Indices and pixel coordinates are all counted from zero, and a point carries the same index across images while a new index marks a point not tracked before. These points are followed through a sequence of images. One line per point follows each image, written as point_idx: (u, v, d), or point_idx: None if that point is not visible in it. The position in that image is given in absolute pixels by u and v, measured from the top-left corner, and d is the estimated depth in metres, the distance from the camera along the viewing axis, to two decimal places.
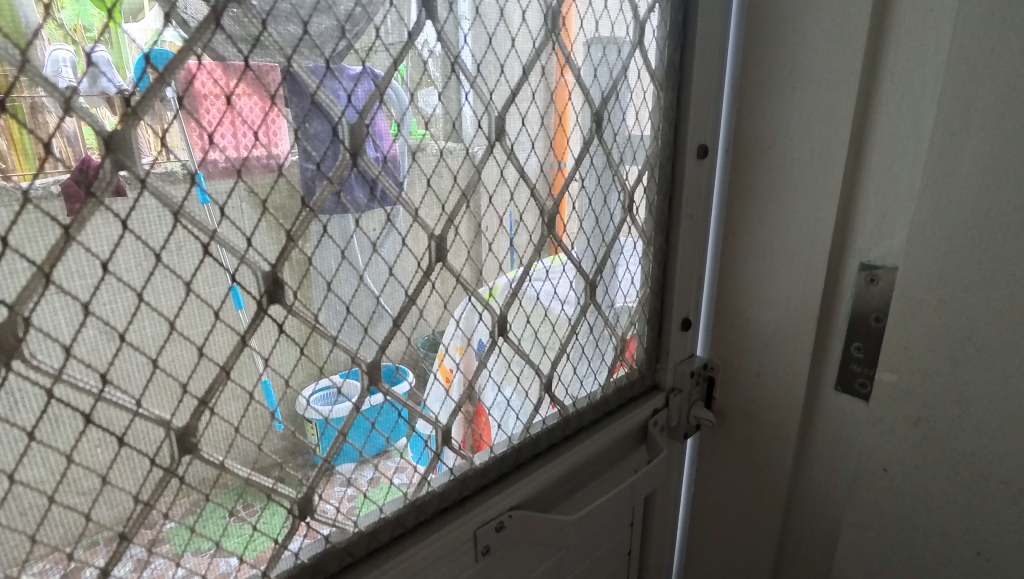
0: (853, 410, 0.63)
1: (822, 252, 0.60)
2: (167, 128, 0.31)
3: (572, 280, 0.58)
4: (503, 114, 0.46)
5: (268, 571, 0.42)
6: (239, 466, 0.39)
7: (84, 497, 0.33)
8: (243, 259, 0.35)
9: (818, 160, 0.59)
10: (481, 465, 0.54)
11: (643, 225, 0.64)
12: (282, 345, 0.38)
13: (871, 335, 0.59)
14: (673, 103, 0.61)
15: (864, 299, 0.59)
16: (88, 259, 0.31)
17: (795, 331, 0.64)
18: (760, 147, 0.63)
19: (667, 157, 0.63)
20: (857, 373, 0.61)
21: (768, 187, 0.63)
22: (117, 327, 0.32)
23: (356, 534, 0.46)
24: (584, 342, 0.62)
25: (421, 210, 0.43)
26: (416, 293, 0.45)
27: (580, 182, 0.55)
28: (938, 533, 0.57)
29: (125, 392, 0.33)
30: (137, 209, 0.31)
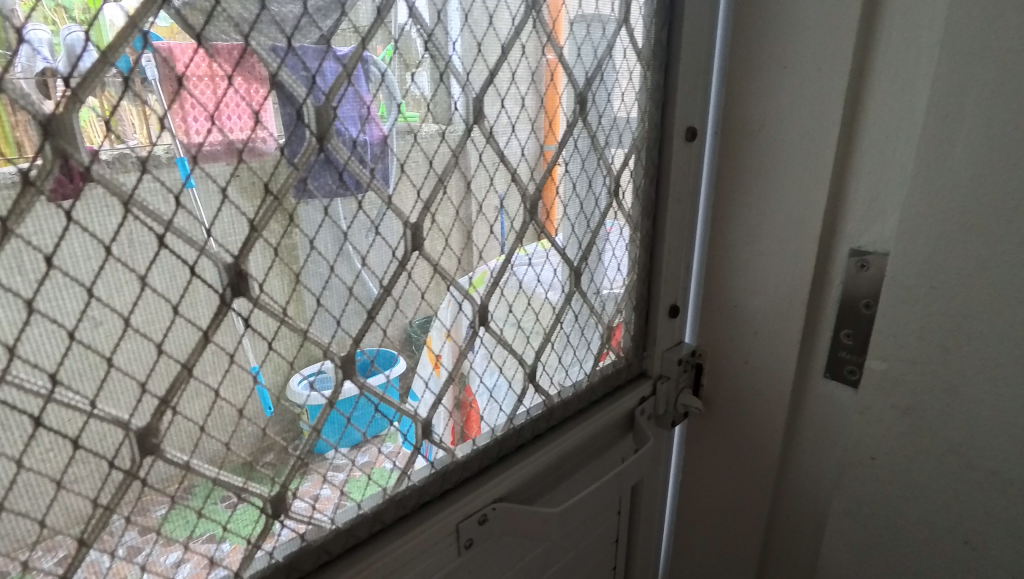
0: (841, 398, 0.62)
1: (813, 236, 0.59)
2: (116, 110, 0.29)
3: (556, 268, 0.56)
4: (481, 95, 0.44)
5: (241, 571, 0.40)
6: (205, 466, 0.37)
7: (37, 502, 0.32)
8: (203, 251, 0.33)
9: (809, 143, 0.57)
10: (463, 458, 0.53)
11: (630, 210, 0.63)
12: (249, 340, 0.36)
13: (859, 321, 0.58)
14: (660, 83, 0.59)
15: (854, 284, 0.58)
16: (30, 253, 0.28)
17: (783, 318, 0.63)
18: (750, 129, 0.61)
19: (655, 140, 0.61)
20: (847, 360, 0.60)
21: (757, 170, 0.62)
22: (66, 325, 0.30)
23: (333, 532, 0.45)
24: (569, 330, 0.61)
25: (396, 197, 0.41)
26: (391, 285, 0.43)
27: (564, 166, 0.54)
28: (925, 522, 0.56)
29: (78, 392, 0.31)
30: (83, 199, 0.29)
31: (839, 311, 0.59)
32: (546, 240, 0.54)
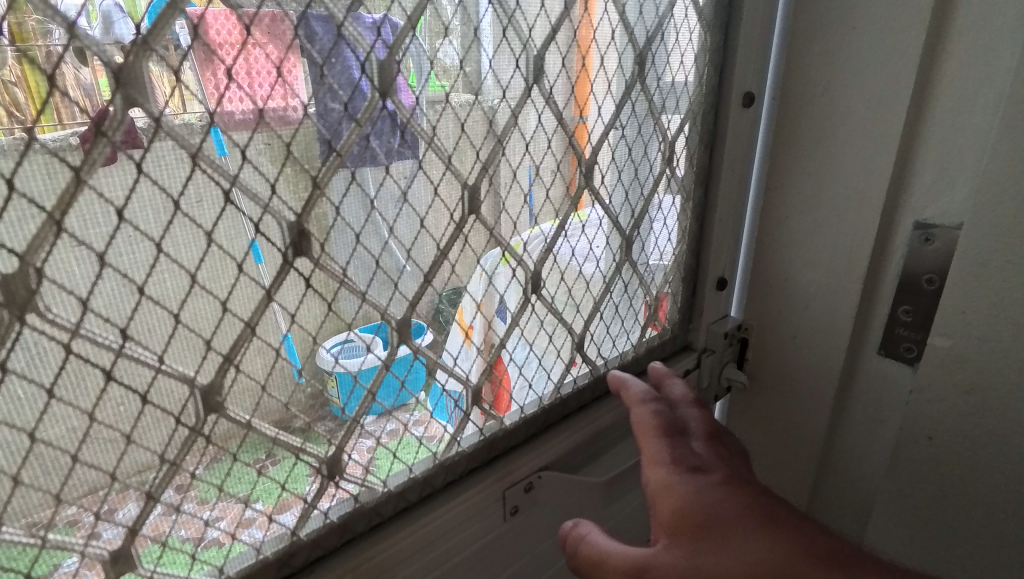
0: (896, 377, 0.60)
1: (875, 208, 0.56)
2: (181, 76, 0.28)
3: (607, 235, 0.55)
4: (542, 53, 0.43)
5: (297, 531, 0.41)
6: (266, 426, 0.37)
7: (109, 454, 0.32)
8: (267, 208, 0.33)
9: (876, 108, 0.53)
10: (511, 425, 0.53)
11: (683, 179, 0.61)
12: (309, 300, 0.36)
13: (921, 296, 0.55)
14: (719, 45, 0.57)
15: (917, 259, 0.55)
16: (102, 205, 0.28)
17: (838, 292, 0.61)
18: (810, 93, 0.58)
19: (710, 105, 0.59)
20: (904, 338, 0.58)
21: (816, 137, 0.58)
22: (136, 279, 0.30)
23: (385, 494, 0.45)
24: (618, 300, 0.59)
25: (455, 157, 0.40)
26: (448, 248, 0.42)
27: (619, 130, 0.52)
28: (983, 503, 0.55)
29: (147, 348, 0.31)
30: (153, 152, 0.29)
31: (899, 285, 0.57)
32: (597, 207, 0.52)
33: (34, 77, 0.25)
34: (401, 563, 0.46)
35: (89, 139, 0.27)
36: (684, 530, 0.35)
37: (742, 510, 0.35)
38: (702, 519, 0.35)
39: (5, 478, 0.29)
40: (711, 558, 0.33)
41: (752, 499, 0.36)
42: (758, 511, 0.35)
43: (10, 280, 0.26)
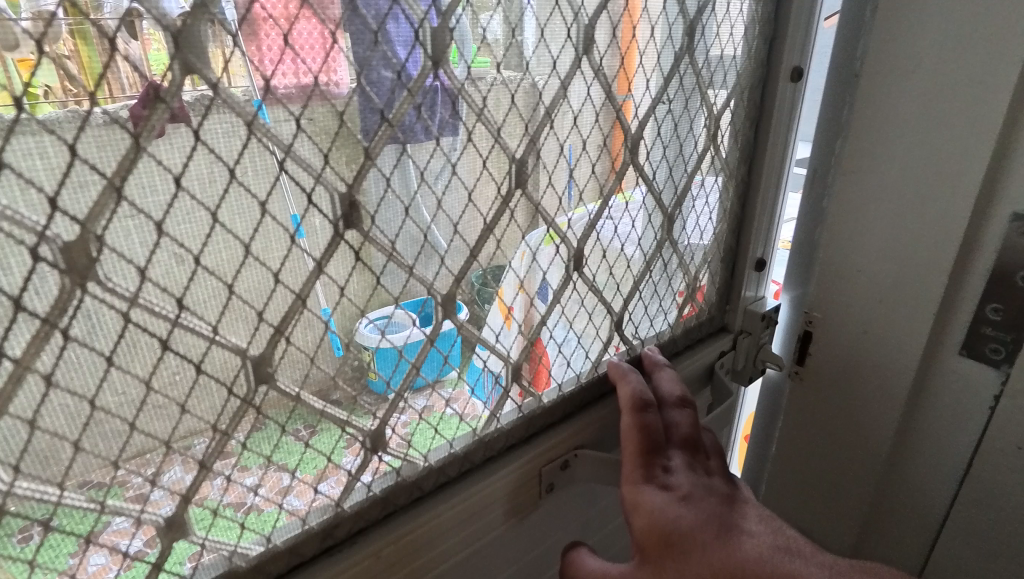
0: (980, 381, 0.53)
1: (968, 195, 0.49)
2: (230, 54, 0.27)
3: (649, 212, 0.54)
4: (593, 21, 0.41)
5: (341, 502, 0.41)
6: (314, 398, 0.37)
7: (164, 423, 0.32)
8: (320, 179, 0.32)
9: (979, 78, 0.46)
10: (549, 403, 0.52)
11: (726, 157, 0.59)
12: (358, 273, 0.35)
13: (1014, 294, 0.49)
14: (771, 16, 0.54)
15: (1014, 251, 0.48)
16: (160, 172, 0.28)
17: (914, 289, 0.54)
18: (894, 63, 0.50)
19: (759, 80, 0.57)
20: (990, 339, 0.52)
21: (903, 112, 0.50)
22: (191, 250, 0.29)
23: (425, 469, 0.45)
24: (657, 279, 0.58)
25: (503, 129, 0.39)
26: (495, 223, 0.41)
27: (665, 105, 0.50)
28: None
29: (201, 318, 0.31)
30: (210, 121, 0.28)
31: (990, 279, 0.50)
32: (641, 184, 0.51)
33: (87, 50, 0.24)
34: (440, 537, 0.46)
35: (144, 108, 0.26)
36: (654, 546, 0.41)
37: (699, 519, 0.41)
38: (666, 536, 0.41)
39: (66, 443, 0.29)
40: (672, 563, 0.40)
41: (708, 506, 0.42)
42: (712, 522, 0.41)
43: (71, 248, 0.26)
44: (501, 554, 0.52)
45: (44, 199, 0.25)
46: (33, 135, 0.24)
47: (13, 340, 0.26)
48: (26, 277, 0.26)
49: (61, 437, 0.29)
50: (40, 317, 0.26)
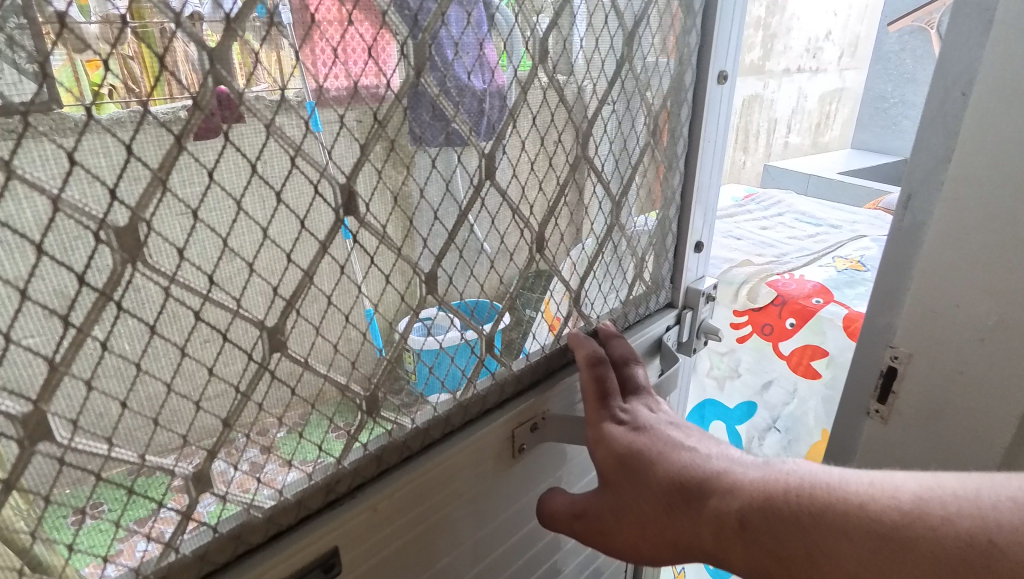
0: None
1: None
2: (281, 55, 0.34)
3: (601, 202, 0.62)
4: (546, 36, 0.48)
5: (342, 460, 0.47)
6: (319, 364, 0.43)
7: (194, 385, 0.37)
8: (324, 173, 0.38)
9: None
10: (518, 370, 0.59)
11: (665, 149, 0.67)
12: (355, 255, 0.42)
13: None
14: (697, 27, 0.63)
15: None
16: (197, 167, 0.33)
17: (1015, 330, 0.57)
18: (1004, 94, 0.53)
19: (689, 83, 0.65)
20: None
21: (1011, 132, 0.53)
22: (221, 234, 0.35)
23: (412, 429, 0.51)
24: (609, 260, 0.66)
25: (474, 130, 0.46)
26: (468, 209, 0.48)
27: (611, 106, 0.58)
28: None
29: (227, 292, 0.37)
30: (238, 127, 0.34)
31: None
32: (591, 176, 0.59)
33: (148, 53, 0.30)
34: (427, 491, 0.53)
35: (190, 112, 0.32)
36: (617, 472, 0.50)
37: (648, 443, 0.50)
38: (626, 462, 0.50)
39: (115, 402, 0.35)
40: (631, 482, 0.49)
41: (659, 434, 0.51)
42: (660, 444, 0.50)
43: (124, 231, 0.32)
44: (481, 509, 0.59)
45: (105, 190, 0.31)
46: (99, 136, 0.30)
47: (76, 310, 0.31)
48: (89, 257, 0.31)
49: (111, 397, 0.34)
50: (98, 290, 0.32)
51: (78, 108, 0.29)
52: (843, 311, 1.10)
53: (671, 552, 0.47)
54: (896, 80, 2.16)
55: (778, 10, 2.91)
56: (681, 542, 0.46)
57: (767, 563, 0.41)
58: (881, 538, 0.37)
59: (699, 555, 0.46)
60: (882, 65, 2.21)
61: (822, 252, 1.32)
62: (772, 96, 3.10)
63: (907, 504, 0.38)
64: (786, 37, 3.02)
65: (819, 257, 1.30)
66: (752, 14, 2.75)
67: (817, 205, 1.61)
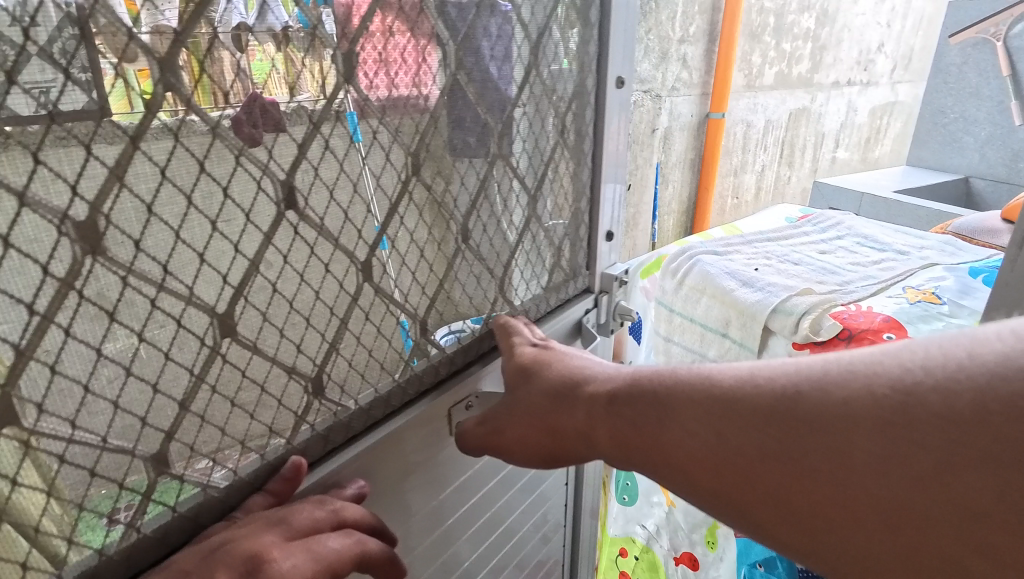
0: None
1: None
2: (322, 68, 0.42)
3: (516, 197, 0.64)
4: (462, 45, 0.52)
5: (291, 440, 0.49)
6: (267, 348, 0.45)
7: (151, 368, 0.39)
8: (265, 171, 0.41)
9: None
10: (450, 352, 0.62)
11: (572, 148, 0.71)
12: (296, 245, 0.44)
13: None
14: (596, 38, 0.68)
15: None
16: (150, 166, 0.35)
17: None
18: None
19: (591, 87, 0.70)
20: None
21: None
22: (172, 226, 0.37)
23: (356, 409, 0.53)
24: (528, 249, 0.69)
25: (400, 130, 0.49)
26: (398, 202, 0.51)
27: (521, 110, 0.61)
28: None
29: (180, 281, 0.38)
30: (186, 124, 0.36)
31: None
32: (507, 173, 0.62)
33: (196, 62, 0.36)
34: (370, 473, 0.55)
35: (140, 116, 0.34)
36: (518, 378, 0.57)
37: (550, 355, 0.57)
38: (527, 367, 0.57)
39: (78, 385, 0.36)
40: (525, 383, 0.56)
41: (558, 352, 0.58)
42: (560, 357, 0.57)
43: (84, 225, 0.33)
44: (421, 487, 0.61)
45: (67, 186, 0.32)
46: (63, 146, 0.32)
47: (41, 297, 0.33)
48: (51, 249, 0.33)
49: (73, 380, 0.36)
50: (58, 278, 0.33)
51: (134, 116, 0.34)
52: None
53: (551, 442, 0.53)
54: (957, 94, 2.06)
55: (832, 20, 2.82)
56: (559, 428, 0.52)
57: (628, 435, 0.48)
58: (719, 401, 0.46)
59: (574, 444, 0.52)
60: (942, 77, 2.09)
61: (888, 281, 1.13)
62: (825, 109, 3.02)
63: (744, 373, 0.47)
64: (837, 50, 2.91)
65: (886, 287, 1.11)
66: (802, 25, 2.67)
67: (881, 227, 1.38)
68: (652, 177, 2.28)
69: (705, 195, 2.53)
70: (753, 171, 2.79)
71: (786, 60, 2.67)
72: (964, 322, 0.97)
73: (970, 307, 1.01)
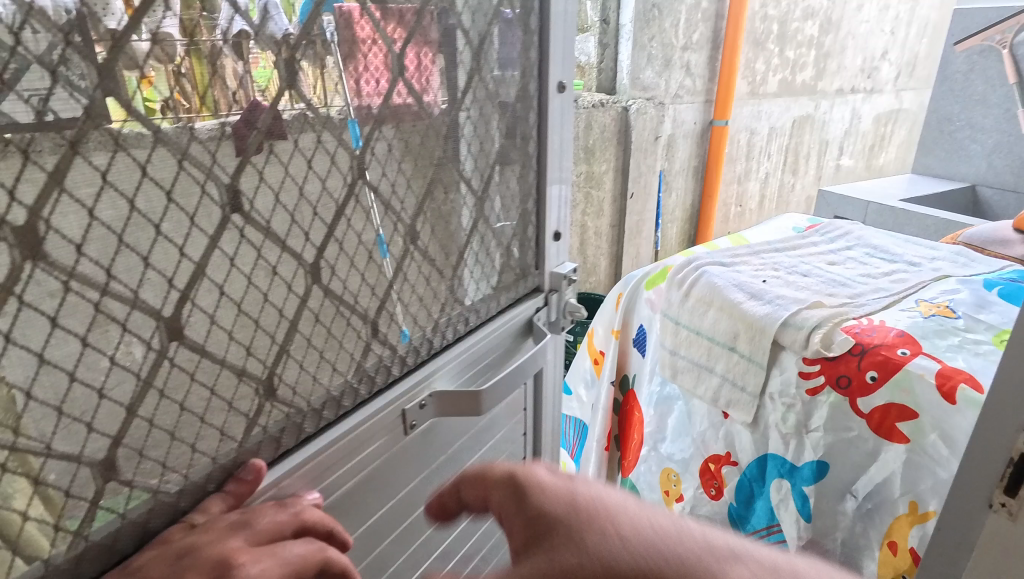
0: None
1: None
2: (323, 75, 0.44)
3: (463, 201, 0.62)
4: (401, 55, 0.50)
5: (243, 441, 0.46)
6: (216, 350, 0.42)
7: (97, 371, 0.36)
8: (209, 175, 0.39)
9: None
10: (404, 351, 0.58)
11: (526, 151, 0.68)
12: (244, 248, 0.42)
13: None
14: (536, 44, 0.64)
15: None
16: (90, 170, 0.34)
17: None
18: None
19: (533, 92, 0.66)
20: None
21: None
22: (116, 230, 0.35)
23: (304, 406, 0.50)
24: (478, 250, 0.66)
25: (346, 134, 0.47)
26: (345, 206, 0.48)
27: (465, 113, 0.59)
28: None
29: (126, 284, 0.36)
30: (128, 132, 0.35)
31: None
32: (454, 175, 0.59)
33: (199, 69, 0.37)
34: (325, 479, 0.51)
35: (80, 121, 0.33)
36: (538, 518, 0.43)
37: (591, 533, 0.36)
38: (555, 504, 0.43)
39: (20, 392, 0.33)
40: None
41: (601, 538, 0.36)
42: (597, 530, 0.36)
43: (23, 229, 0.31)
44: (374, 491, 0.57)
45: (4, 191, 0.30)
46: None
47: None
48: None
49: (13, 387, 0.33)
50: None
51: (140, 124, 0.35)
52: (936, 366, 0.89)
53: None
54: (964, 101, 2.03)
55: (836, 28, 2.79)
56: None
57: None
58: None
59: None
60: (948, 85, 2.07)
61: (902, 293, 1.10)
62: (828, 116, 2.99)
63: None
64: (841, 56, 2.90)
65: (899, 300, 1.09)
66: (805, 33, 2.65)
67: (891, 237, 1.35)
68: (654, 184, 2.27)
69: (709, 202, 2.51)
70: (758, 178, 2.78)
71: (788, 68, 2.64)
72: (982, 338, 0.94)
73: (987, 321, 0.98)
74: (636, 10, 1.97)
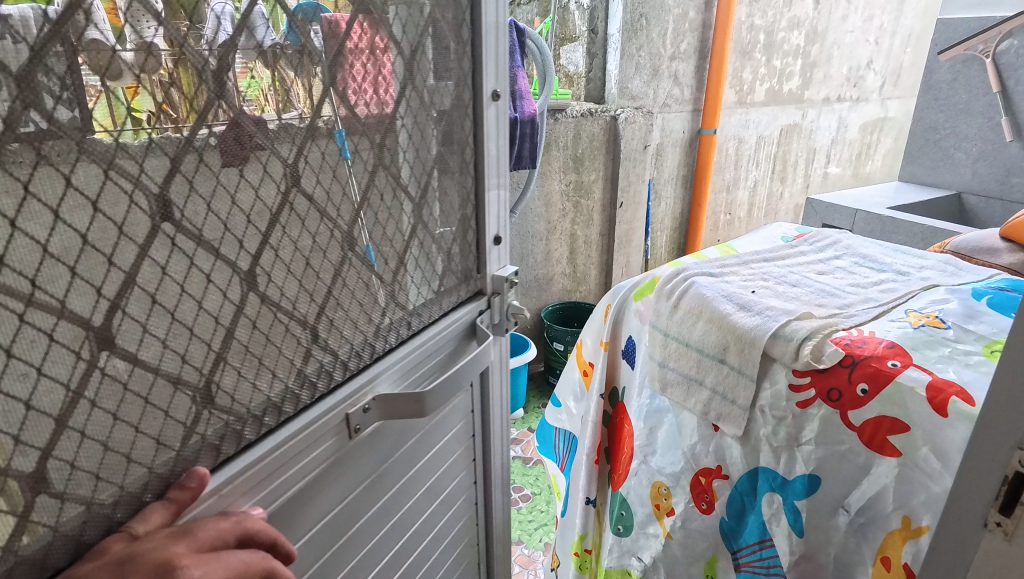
0: None
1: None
2: (311, 87, 0.47)
3: (401, 208, 0.60)
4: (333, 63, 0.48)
5: (182, 448, 0.44)
6: (149, 358, 0.40)
7: (24, 381, 0.34)
8: (137, 184, 0.37)
9: None
10: (346, 356, 0.56)
11: (463, 158, 0.67)
12: (176, 257, 0.40)
13: None
14: (468, 53, 0.63)
15: None
16: (10, 181, 0.32)
17: None
18: None
19: (468, 100, 0.65)
20: None
21: None
22: (40, 240, 0.34)
23: (242, 411, 0.47)
24: (418, 257, 0.64)
25: (277, 141, 0.45)
26: (279, 213, 0.47)
27: (401, 121, 0.57)
28: None
29: (51, 294, 0.35)
30: (49, 143, 0.33)
31: None
32: (392, 182, 0.58)
33: (187, 78, 0.38)
34: (265, 486, 0.49)
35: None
36: None
37: None
38: None
39: None
40: None
41: None
42: None
43: None
44: (314, 496, 0.55)
45: None
46: None
47: None
48: None
49: None
50: None
51: (121, 134, 0.36)
52: (928, 378, 0.88)
53: None
54: (948, 110, 2.05)
55: (822, 37, 2.81)
56: None
57: None
58: None
59: None
60: (933, 94, 2.09)
61: (891, 302, 1.10)
62: (814, 125, 3.00)
63: None
64: (827, 66, 2.92)
65: (888, 309, 1.09)
66: (791, 43, 2.66)
67: (881, 247, 1.34)
68: (644, 193, 2.27)
69: (699, 211, 2.51)
70: (747, 186, 2.79)
71: (775, 77, 2.66)
72: (972, 348, 0.94)
73: (976, 332, 0.98)
74: (624, 21, 1.97)
